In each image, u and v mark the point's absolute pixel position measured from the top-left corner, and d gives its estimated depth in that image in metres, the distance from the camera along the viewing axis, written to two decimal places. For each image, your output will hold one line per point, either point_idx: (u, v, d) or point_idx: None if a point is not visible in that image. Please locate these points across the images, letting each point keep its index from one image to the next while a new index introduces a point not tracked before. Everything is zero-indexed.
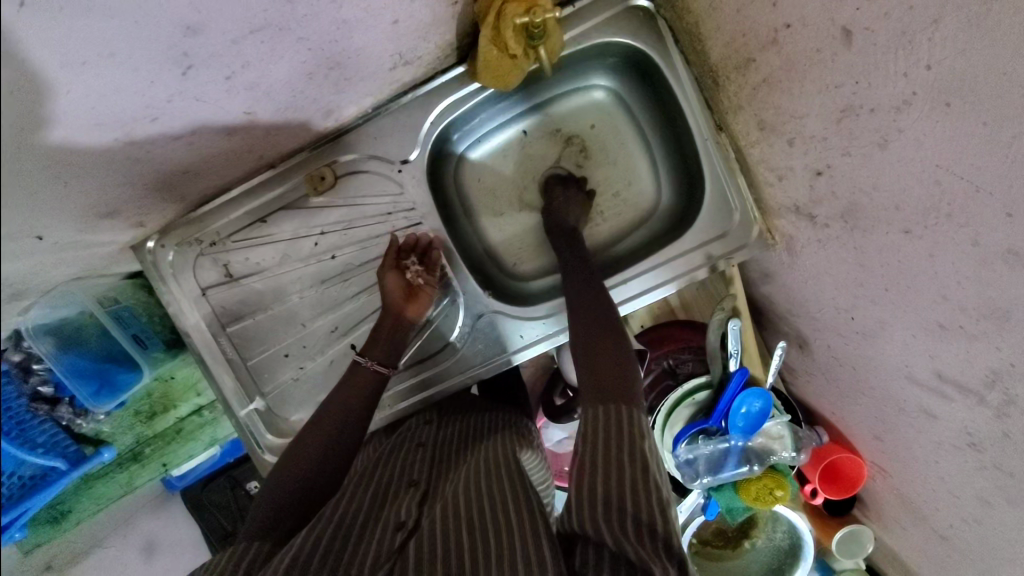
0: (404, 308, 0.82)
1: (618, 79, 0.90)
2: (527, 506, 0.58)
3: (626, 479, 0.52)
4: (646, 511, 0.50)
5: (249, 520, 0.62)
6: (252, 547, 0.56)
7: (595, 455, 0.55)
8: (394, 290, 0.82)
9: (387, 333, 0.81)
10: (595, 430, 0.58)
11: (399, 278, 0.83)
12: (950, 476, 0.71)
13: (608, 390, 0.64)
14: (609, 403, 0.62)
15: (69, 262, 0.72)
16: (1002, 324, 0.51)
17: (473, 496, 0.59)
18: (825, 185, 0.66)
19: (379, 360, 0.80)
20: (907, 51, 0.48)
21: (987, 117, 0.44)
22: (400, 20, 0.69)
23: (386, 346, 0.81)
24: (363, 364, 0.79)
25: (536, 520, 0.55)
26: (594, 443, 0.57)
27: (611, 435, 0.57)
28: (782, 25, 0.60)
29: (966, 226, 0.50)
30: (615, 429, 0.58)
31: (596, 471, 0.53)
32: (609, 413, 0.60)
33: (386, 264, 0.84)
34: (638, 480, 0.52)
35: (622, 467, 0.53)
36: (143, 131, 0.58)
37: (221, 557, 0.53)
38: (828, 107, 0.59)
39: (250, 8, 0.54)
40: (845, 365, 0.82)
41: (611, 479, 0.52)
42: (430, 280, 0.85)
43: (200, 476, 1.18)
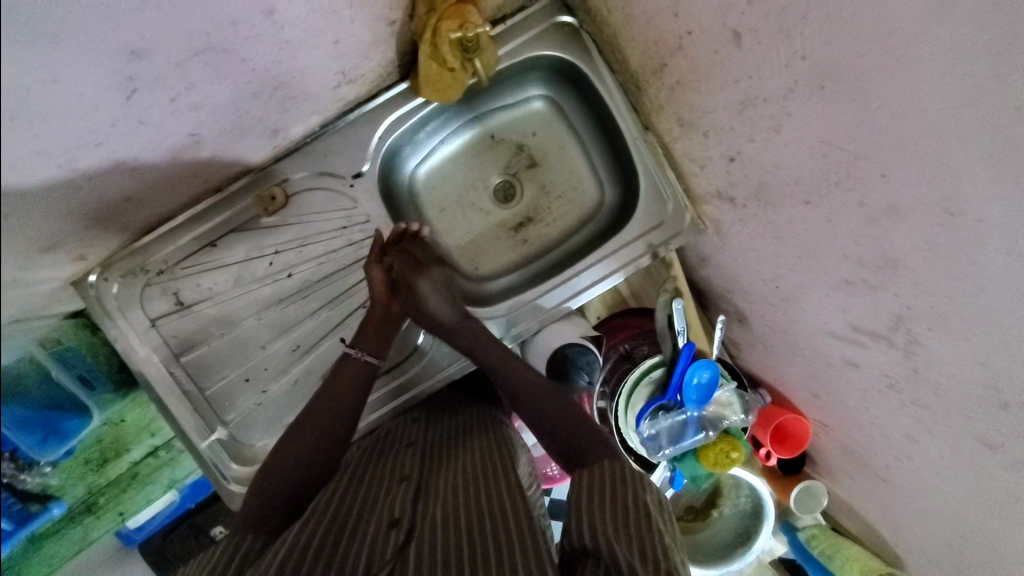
0: (390, 302, 0.86)
1: (552, 89, 0.97)
2: (525, 518, 0.62)
3: (620, 513, 0.59)
4: (643, 534, 0.56)
5: (241, 515, 0.67)
6: (246, 540, 0.61)
7: (593, 499, 0.62)
8: (378, 285, 0.85)
9: (377, 324, 0.86)
10: (589, 486, 0.65)
11: (383, 273, 0.86)
12: (878, 417, 0.80)
13: (592, 457, 0.71)
14: (594, 464, 0.70)
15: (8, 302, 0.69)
16: (894, 272, 0.60)
17: (472, 510, 0.64)
18: (739, 170, 0.74)
19: (369, 351, 0.84)
20: (785, 45, 0.56)
21: (854, 95, 0.52)
22: (341, 40, 0.72)
23: (374, 339, 0.85)
24: (352, 354, 0.83)
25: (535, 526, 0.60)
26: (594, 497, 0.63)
27: (608, 482, 0.64)
28: (685, 32, 0.69)
29: (852, 190, 0.58)
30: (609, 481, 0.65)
31: (595, 507, 0.60)
32: (602, 473, 0.67)
33: (370, 258, 0.86)
34: (642, 515, 0.59)
35: (620, 504, 0.60)
36: (88, 157, 0.58)
37: (217, 551, 0.59)
38: (731, 101, 0.68)
39: (193, 31, 0.57)
40: (779, 331, 0.90)
41: (611, 512, 0.59)
42: (413, 271, 0.86)
43: (161, 526, 1.14)
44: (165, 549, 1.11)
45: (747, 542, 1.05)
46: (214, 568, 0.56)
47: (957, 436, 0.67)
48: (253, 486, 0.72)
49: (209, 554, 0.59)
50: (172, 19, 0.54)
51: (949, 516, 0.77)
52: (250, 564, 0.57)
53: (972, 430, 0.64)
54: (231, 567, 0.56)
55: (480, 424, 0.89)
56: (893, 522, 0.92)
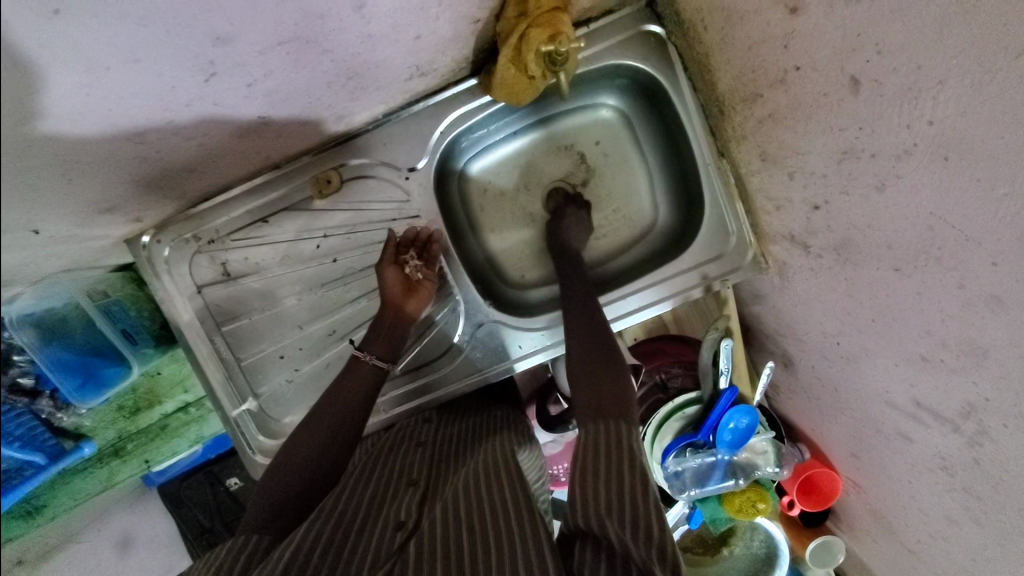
0: (403, 303, 0.83)
1: (625, 99, 0.92)
2: (523, 505, 0.64)
3: (613, 481, 0.57)
4: (634, 510, 0.54)
5: (248, 516, 0.67)
6: (251, 539, 0.61)
7: (596, 461, 0.60)
8: (394, 286, 0.83)
9: (386, 327, 0.83)
10: (592, 449, 0.62)
11: (398, 274, 0.83)
12: (921, 495, 0.76)
13: (606, 406, 0.68)
14: (605, 421, 0.66)
15: (65, 259, 0.70)
16: (979, 360, 0.55)
17: (472, 502, 0.64)
18: (822, 219, 0.69)
19: (379, 354, 0.82)
20: (912, 105, 0.51)
21: (982, 174, 0.47)
22: (422, 35, 0.69)
23: (385, 342, 0.82)
24: (362, 358, 0.80)
25: (535, 527, 0.60)
26: (592, 457, 0.61)
27: (604, 449, 0.62)
28: (791, 66, 0.63)
29: (953, 270, 0.53)
30: (611, 442, 0.63)
31: (588, 476, 0.58)
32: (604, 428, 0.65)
33: (384, 260, 0.84)
34: (636, 488, 0.56)
35: (613, 471, 0.58)
36: (154, 130, 0.57)
37: (221, 552, 0.59)
38: (830, 148, 0.62)
39: (282, 22, 0.54)
40: (828, 386, 0.86)
41: (603, 486, 0.57)
42: (429, 275, 0.86)
43: (180, 471, 1.17)
44: (181, 492, 1.14)
45: None
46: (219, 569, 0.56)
47: (1003, 534, 0.63)
48: (264, 477, 0.72)
49: (214, 553, 0.59)
50: (262, 11, 0.51)
51: None
52: (257, 565, 0.58)
53: None
54: (237, 568, 0.56)
55: (489, 425, 0.89)
56: None
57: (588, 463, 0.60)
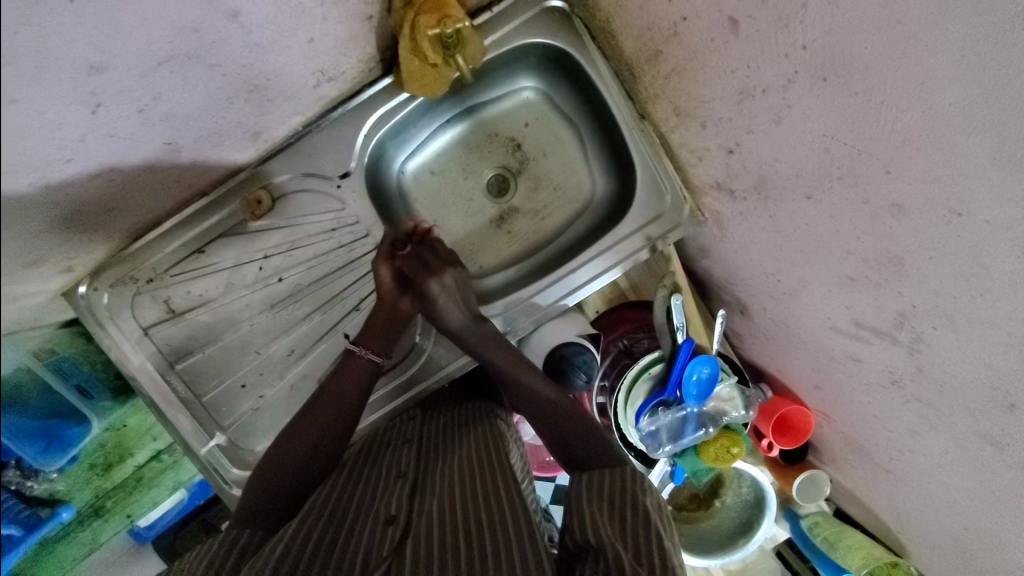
0: (398, 299, 0.82)
1: (544, 78, 0.94)
2: (518, 500, 0.64)
3: (618, 519, 0.61)
4: (638, 542, 0.57)
5: (235, 516, 0.66)
6: (243, 535, 0.61)
7: (599, 505, 0.63)
8: (386, 282, 0.81)
9: (382, 324, 0.82)
10: (596, 488, 0.66)
11: (394, 269, 0.82)
12: (882, 412, 0.78)
13: (590, 461, 0.72)
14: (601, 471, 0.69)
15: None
16: (899, 270, 0.57)
17: (467, 502, 0.64)
18: (738, 162, 0.71)
19: (374, 350, 0.82)
20: (786, 34, 0.53)
21: (857, 88, 0.49)
22: (315, 38, 0.70)
23: (379, 338, 0.83)
24: (356, 352, 0.81)
25: (529, 526, 0.59)
26: (597, 496, 0.65)
27: (609, 490, 0.65)
28: (679, 18, 0.65)
29: (856, 186, 0.55)
30: (614, 484, 0.66)
31: (596, 514, 0.62)
32: (602, 477, 0.68)
33: (380, 255, 0.83)
34: (640, 524, 0.59)
35: (615, 510, 0.62)
36: (61, 175, 0.56)
37: (213, 543, 0.58)
38: (728, 91, 0.64)
39: (154, 41, 0.55)
40: (781, 325, 0.88)
41: (609, 521, 0.60)
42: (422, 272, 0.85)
43: (170, 523, 1.12)
44: (177, 544, 1.07)
45: (748, 532, 1.04)
46: (212, 559, 0.56)
47: (956, 433, 0.66)
48: (250, 481, 0.72)
49: (205, 546, 0.58)
50: (130, 25, 0.52)
51: (952, 508, 0.76)
52: (248, 559, 0.58)
53: (976, 427, 0.62)
54: (229, 563, 0.56)
55: (476, 413, 0.89)
56: (895, 511, 0.92)
57: (597, 500, 0.64)
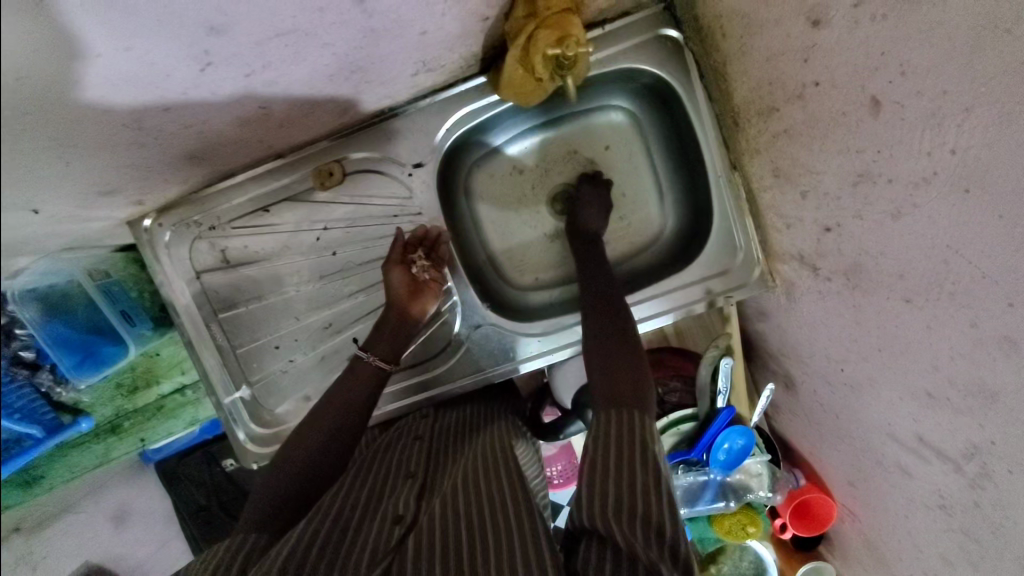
0: (409, 304, 0.82)
1: (637, 103, 0.90)
2: (522, 498, 0.63)
3: (623, 479, 0.56)
4: (644, 512, 0.53)
5: (246, 513, 0.66)
6: (249, 537, 0.61)
7: (607, 456, 0.59)
8: (400, 286, 0.82)
9: (391, 329, 0.82)
10: (602, 435, 0.63)
11: (405, 274, 0.82)
12: (918, 531, 0.73)
13: (622, 393, 0.68)
14: (616, 411, 0.66)
15: (65, 237, 0.70)
16: (988, 405, 0.52)
17: (472, 499, 0.63)
18: (832, 242, 0.67)
19: (382, 356, 0.80)
20: (935, 132, 0.48)
21: (1003, 211, 0.44)
22: (428, 31, 0.67)
23: (388, 343, 0.81)
24: (364, 359, 0.79)
25: (535, 526, 0.58)
26: (607, 441, 0.62)
27: (616, 439, 0.62)
28: (810, 82, 0.60)
29: (966, 306, 0.51)
30: (624, 433, 0.62)
31: (597, 476, 0.57)
32: (620, 417, 0.65)
33: (392, 259, 0.83)
34: (648, 488, 0.55)
35: (626, 458, 0.59)
36: (152, 117, 0.57)
37: (220, 548, 0.58)
38: (845, 169, 0.59)
39: (278, 13, 0.52)
40: (830, 413, 0.83)
41: (614, 482, 0.56)
42: (437, 276, 0.85)
43: (177, 451, 1.17)
44: (179, 471, 1.15)
45: None
46: (217, 563, 0.55)
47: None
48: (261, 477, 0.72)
49: (212, 550, 0.58)
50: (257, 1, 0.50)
51: None
52: (255, 562, 0.57)
53: None
54: (234, 565, 0.56)
55: (490, 415, 0.90)
56: None
57: (603, 452, 0.60)
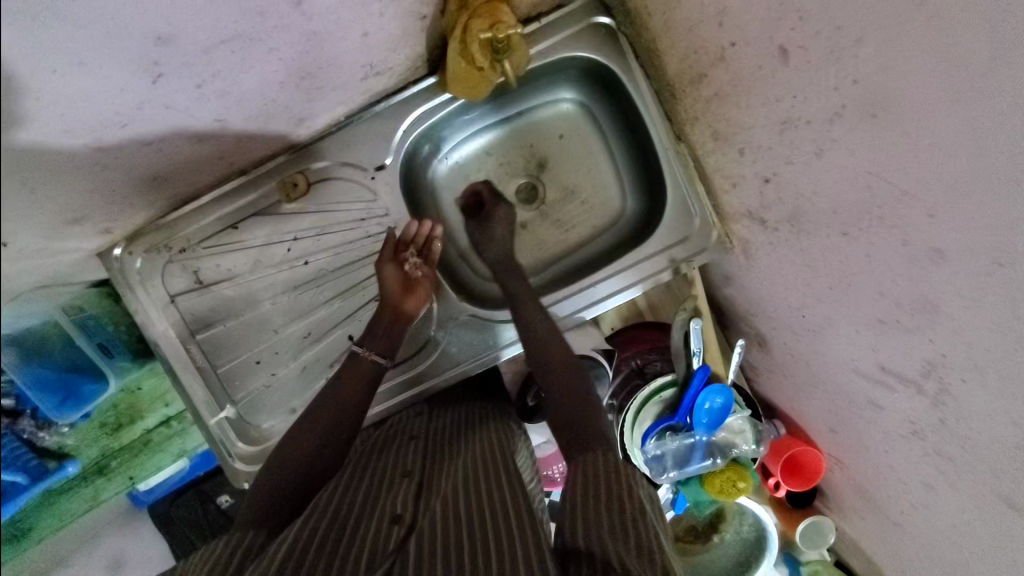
0: (402, 301, 0.85)
1: (583, 91, 0.94)
2: (521, 505, 0.64)
3: (606, 506, 0.58)
4: (632, 526, 0.55)
5: (242, 510, 0.67)
6: (248, 534, 0.61)
7: (593, 490, 0.61)
8: (392, 282, 0.84)
9: (384, 324, 0.84)
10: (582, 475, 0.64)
11: (397, 270, 0.85)
12: (900, 464, 0.75)
13: (589, 438, 0.71)
14: (589, 455, 0.67)
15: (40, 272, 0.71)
16: (932, 317, 0.55)
17: (472, 507, 0.63)
18: (773, 191, 0.71)
19: (376, 351, 0.84)
20: (836, 67, 0.52)
21: (906, 127, 0.48)
22: (369, 32, 0.72)
23: (383, 340, 0.84)
24: (358, 354, 0.83)
25: (537, 530, 0.59)
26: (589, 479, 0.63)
27: (597, 483, 0.62)
28: (728, 43, 0.65)
29: (895, 227, 0.54)
30: (604, 474, 0.63)
31: (585, 505, 0.59)
32: (593, 462, 0.66)
33: (385, 256, 0.86)
34: (636, 514, 0.57)
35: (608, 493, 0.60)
36: (112, 137, 0.59)
37: (220, 543, 0.59)
38: (771, 120, 0.64)
39: (220, 19, 0.56)
40: (801, 362, 0.86)
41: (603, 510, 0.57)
42: (429, 272, 0.88)
43: (168, 490, 1.15)
44: (172, 514, 1.12)
45: (745, 571, 1.03)
46: (215, 561, 0.56)
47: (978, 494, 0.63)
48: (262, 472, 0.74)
49: (210, 548, 0.58)
50: (198, 8, 0.54)
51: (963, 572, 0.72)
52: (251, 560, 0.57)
53: (997, 489, 0.60)
54: (233, 560, 0.56)
55: (484, 415, 0.90)
56: (902, 568, 0.87)
57: (591, 491, 0.60)
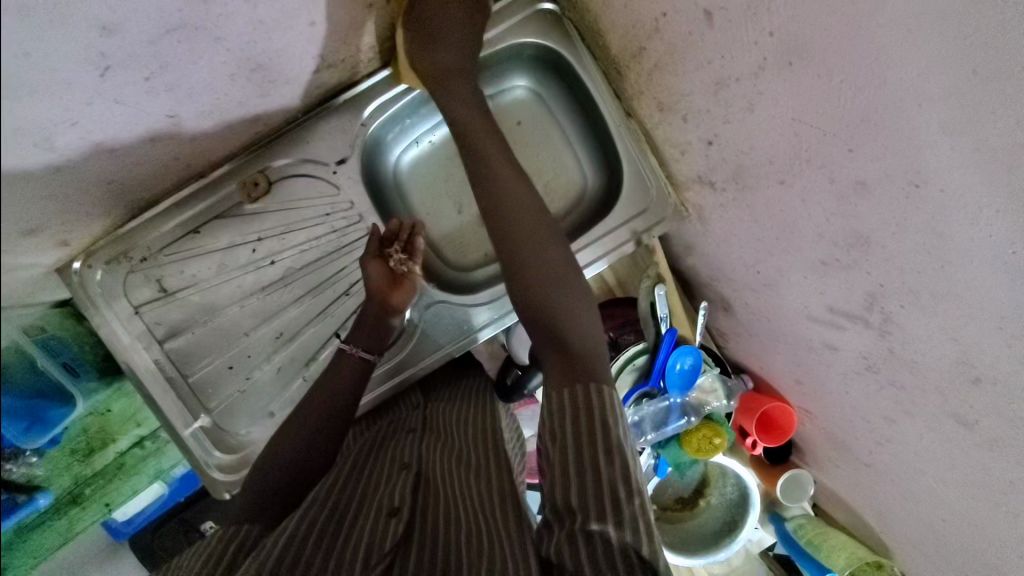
0: (388, 296, 0.85)
1: (534, 77, 0.97)
2: (510, 501, 0.66)
3: (581, 468, 0.55)
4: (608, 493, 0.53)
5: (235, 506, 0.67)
6: (243, 528, 0.62)
7: (578, 440, 0.56)
8: (378, 279, 0.84)
9: (372, 320, 0.85)
10: (557, 412, 0.59)
11: (383, 265, 0.84)
12: (859, 402, 0.78)
13: (578, 366, 0.63)
14: (576, 384, 0.61)
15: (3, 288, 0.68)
16: (866, 250, 0.59)
17: (468, 508, 0.65)
18: (717, 153, 0.75)
19: (363, 347, 0.84)
20: (754, 22, 0.57)
21: (820, 69, 0.52)
22: (317, 22, 0.74)
23: (368, 336, 0.85)
24: (346, 351, 0.83)
25: (523, 531, 0.59)
26: (569, 434, 0.57)
27: (575, 440, 0.56)
28: (659, 14, 0.70)
29: (823, 167, 0.58)
30: (581, 416, 0.58)
31: (566, 460, 0.56)
32: (577, 394, 0.60)
33: (368, 252, 0.86)
34: (608, 477, 0.54)
35: (584, 443, 0.56)
36: (64, 138, 0.59)
37: (213, 540, 0.59)
38: (705, 83, 0.69)
39: (164, 8, 0.58)
40: (762, 318, 0.90)
41: (591, 479, 0.54)
42: (414, 267, 0.88)
43: (150, 519, 1.09)
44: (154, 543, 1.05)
45: (733, 531, 1.06)
46: (209, 554, 0.56)
47: (930, 417, 0.66)
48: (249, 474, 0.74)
49: (202, 544, 0.58)
50: None
51: (929, 498, 0.76)
52: (246, 553, 0.58)
53: (946, 408, 0.63)
54: (226, 556, 0.56)
55: (477, 402, 0.91)
56: (877, 507, 0.91)
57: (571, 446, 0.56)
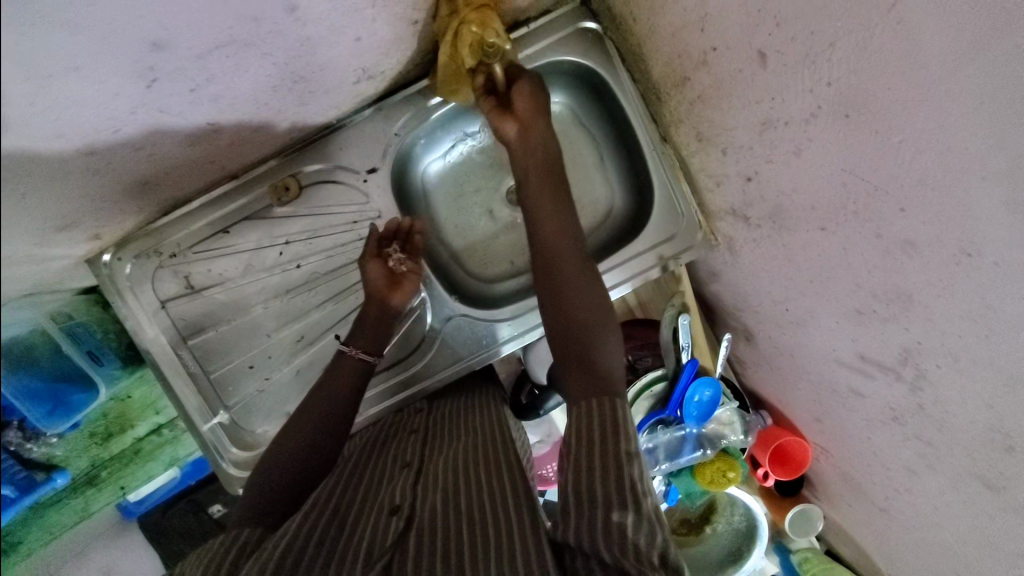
0: (389, 295, 0.86)
1: (570, 93, 0.95)
2: (515, 488, 0.63)
3: (608, 483, 0.55)
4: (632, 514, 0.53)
5: (235, 516, 0.67)
6: (246, 531, 0.62)
7: (587, 450, 0.58)
8: (378, 278, 0.85)
9: (372, 320, 0.86)
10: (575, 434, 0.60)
11: (382, 266, 0.86)
12: (881, 450, 0.76)
13: (595, 384, 0.66)
14: (594, 399, 0.63)
15: (34, 284, 0.69)
16: (906, 306, 0.58)
17: (471, 495, 0.63)
18: (755, 190, 0.74)
19: (364, 348, 0.84)
20: (811, 71, 0.56)
21: (877, 126, 0.51)
22: (361, 37, 0.74)
23: (373, 335, 0.85)
24: (347, 352, 0.83)
25: (536, 527, 0.57)
26: (589, 439, 0.59)
27: (599, 446, 0.57)
28: (709, 48, 0.69)
29: (870, 221, 0.57)
30: (600, 423, 0.60)
31: (581, 475, 0.56)
32: (592, 408, 0.62)
33: (369, 253, 0.87)
34: (637, 487, 0.55)
35: (601, 448, 0.57)
36: (106, 142, 0.60)
37: (218, 541, 0.59)
38: (752, 121, 0.68)
39: (216, 26, 0.58)
40: (785, 354, 0.89)
41: (604, 478, 0.55)
42: (414, 267, 0.89)
43: (161, 501, 1.12)
44: (163, 522, 1.07)
45: (737, 561, 1.05)
46: (213, 557, 0.57)
47: (955, 475, 0.65)
48: (255, 473, 0.75)
49: (207, 547, 0.59)
50: (195, 15, 0.55)
51: (944, 552, 0.74)
52: (249, 554, 0.58)
53: (974, 470, 0.61)
54: (230, 556, 0.57)
55: (479, 402, 0.91)
56: (886, 550, 0.90)
57: (585, 451, 0.57)
